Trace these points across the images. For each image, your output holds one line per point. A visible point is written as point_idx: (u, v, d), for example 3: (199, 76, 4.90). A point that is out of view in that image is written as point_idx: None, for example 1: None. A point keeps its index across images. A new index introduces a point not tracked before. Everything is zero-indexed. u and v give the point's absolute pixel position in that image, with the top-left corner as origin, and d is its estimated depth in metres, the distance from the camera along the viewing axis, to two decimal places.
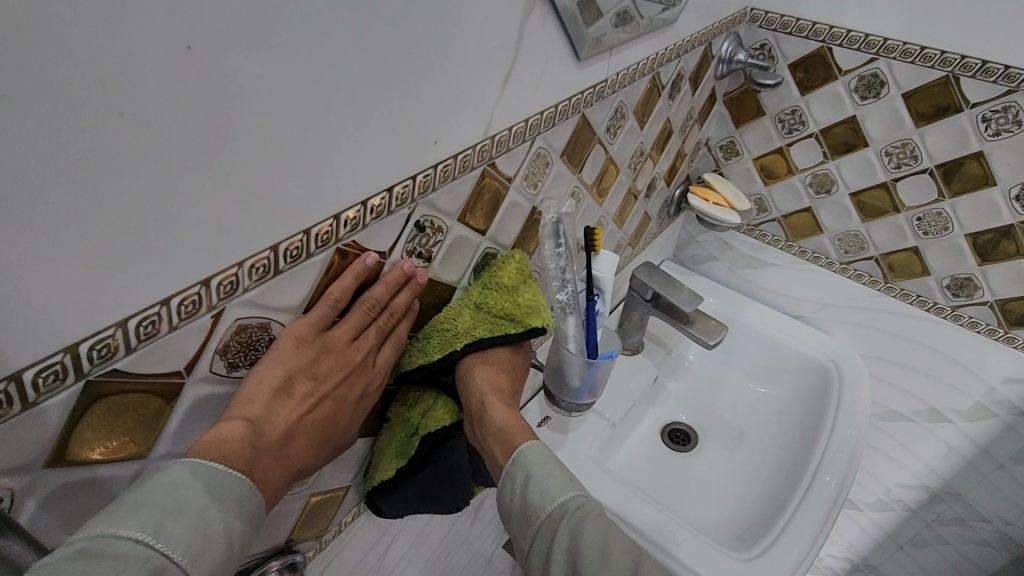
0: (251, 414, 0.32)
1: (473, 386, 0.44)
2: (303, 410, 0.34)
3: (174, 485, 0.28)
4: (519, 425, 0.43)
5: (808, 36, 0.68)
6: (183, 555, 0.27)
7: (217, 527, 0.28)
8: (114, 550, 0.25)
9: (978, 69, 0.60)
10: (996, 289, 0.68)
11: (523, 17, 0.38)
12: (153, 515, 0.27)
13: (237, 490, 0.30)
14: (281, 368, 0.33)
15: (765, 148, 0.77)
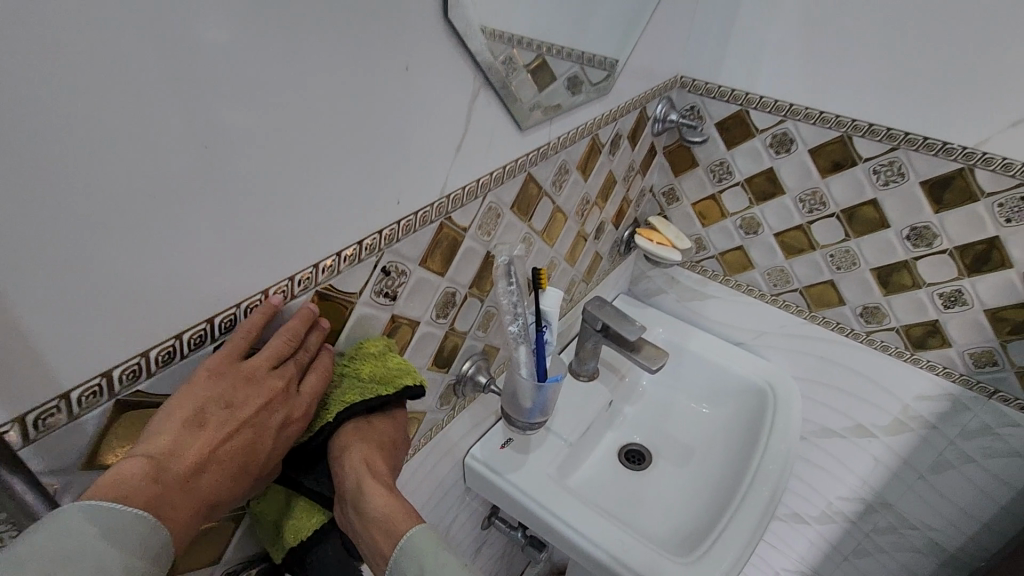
0: (155, 448, 0.31)
1: (345, 466, 0.41)
2: (215, 445, 0.33)
3: (65, 533, 0.27)
4: (401, 511, 0.39)
5: (729, 100, 0.79)
6: None
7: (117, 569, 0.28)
8: None
9: (866, 129, 0.71)
10: (901, 316, 0.78)
11: (470, 101, 0.47)
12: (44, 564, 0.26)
13: (137, 529, 0.29)
14: (190, 400, 0.33)
15: (700, 194, 0.88)
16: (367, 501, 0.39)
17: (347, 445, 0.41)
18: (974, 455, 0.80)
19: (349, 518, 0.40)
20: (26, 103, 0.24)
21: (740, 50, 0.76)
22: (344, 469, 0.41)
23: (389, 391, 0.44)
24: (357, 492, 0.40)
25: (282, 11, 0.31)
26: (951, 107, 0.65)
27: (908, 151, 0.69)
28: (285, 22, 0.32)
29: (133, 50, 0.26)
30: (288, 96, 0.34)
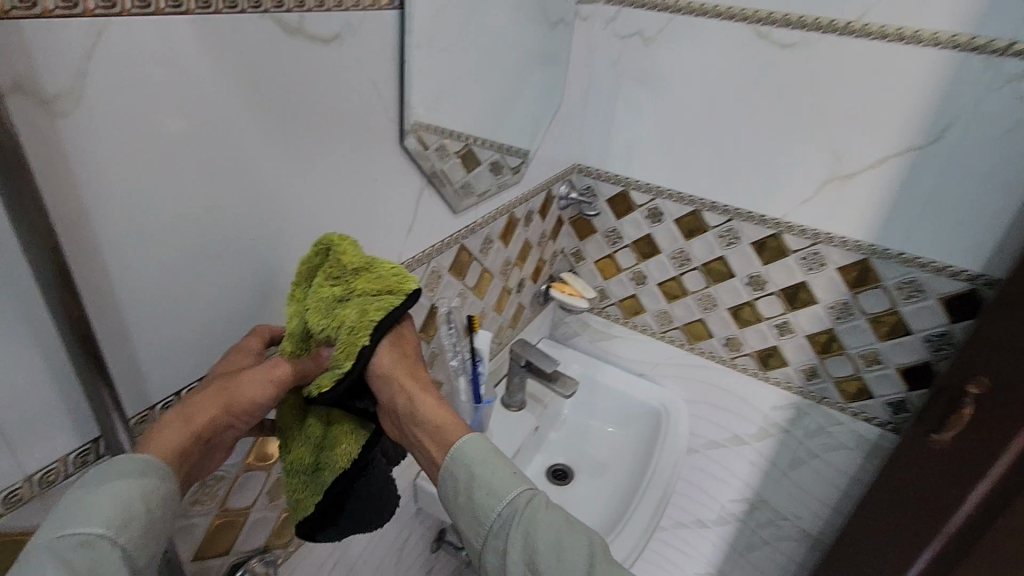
0: None
1: (394, 386, 0.46)
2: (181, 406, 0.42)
3: (84, 495, 0.34)
4: (452, 423, 0.48)
5: (614, 182, 1.04)
6: (107, 527, 0.33)
7: (133, 496, 0.35)
8: (69, 543, 0.32)
9: (710, 205, 0.96)
10: (752, 343, 1.02)
11: (419, 196, 0.66)
12: (77, 512, 0.33)
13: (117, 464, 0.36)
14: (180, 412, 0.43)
15: (599, 254, 1.11)
16: (419, 418, 0.47)
17: (385, 365, 0.46)
18: (816, 449, 1.04)
19: (399, 429, 0.48)
20: (168, 227, 0.40)
21: (621, 147, 1.01)
22: (394, 388, 0.46)
23: (398, 300, 0.45)
24: (412, 407, 0.46)
25: (311, 156, 0.49)
26: (765, 192, 0.91)
27: (739, 222, 0.95)
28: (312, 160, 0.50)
29: (223, 184, 0.42)
30: (308, 204, 0.51)
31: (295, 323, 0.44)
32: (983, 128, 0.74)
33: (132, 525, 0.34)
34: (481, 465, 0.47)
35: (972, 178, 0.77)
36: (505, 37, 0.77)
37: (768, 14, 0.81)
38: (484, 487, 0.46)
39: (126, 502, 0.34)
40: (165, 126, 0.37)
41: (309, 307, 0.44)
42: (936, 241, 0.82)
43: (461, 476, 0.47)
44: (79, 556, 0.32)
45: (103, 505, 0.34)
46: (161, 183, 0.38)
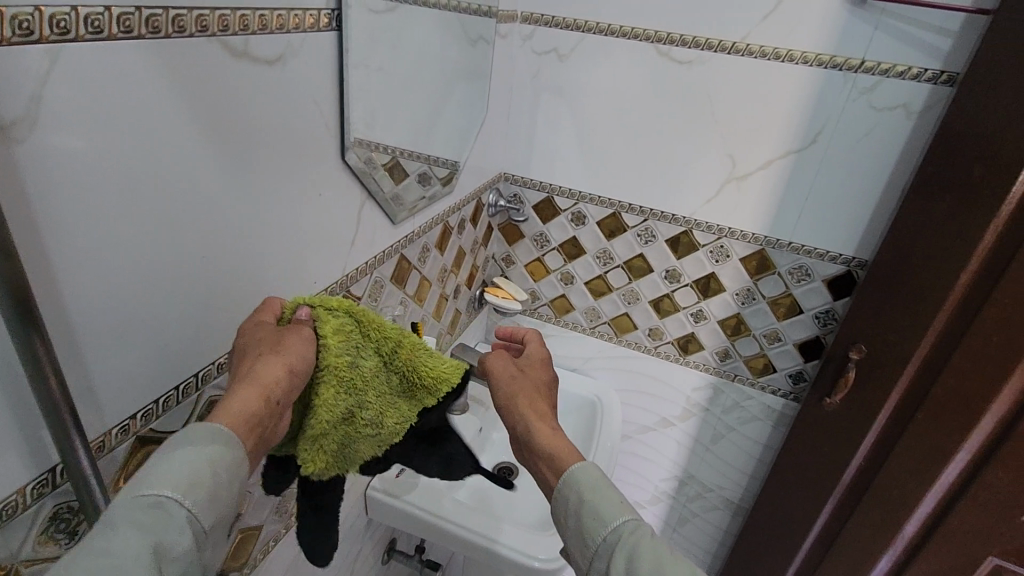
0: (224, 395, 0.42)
1: (514, 413, 0.58)
2: (242, 373, 0.44)
3: (163, 457, 0.37)
4: (566, 450, 0.54)
5: (539, 189, 1.10)
6: (173, 490, 0.35)
7: (201, 462, 0.37)
8: (142, 503, 0.34)
9: (627, 207, 1.05)
10: (673, 331, 1.12)
11: (359, 209, 0.68)
12: (151, 475, 0.36)
13: (208, 431, 0.39)
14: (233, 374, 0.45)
15: (529, 257, 1.17)
16: (535, 444, 0.55)
17: (506, 389, 0.60)
18: (733, 423, 1.15)
19: (526, 458, 0.56)
20: (121, 249, 0.40)
21: (543, 156, 1.08)
22: (516, 416, 0.57)
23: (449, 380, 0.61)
24: (531, 435, 0.55)
25: (258, 174, 0.51)
26: (674, 194, 1.01)
27: (654, 221, 1.04)
28: (259, 176, 0.51)
29: (173, 201, 0.43)
30: (255, 220, 0.52)
31: (336, 386, 0.52)
32: (845, 133, 0.88)
33: (197, 488, 0.36)
34: (589, 491, 0.50)
35: (840, 175, 0.90)
36: (432, 55, 0.81)
37: (666, 35, 0.91)
38: (592, 508, 0.49)
39: (194, 469, 0.37)
40: (114, 150, 0.38)
41: (359, 384, 0.54)
42: (817, 231, 0.95)
43: (571, 497, 0.50)
44: (148, 516, 0.34)
45: (174, 468, 0.36)
46: (112, 205, 0.39)
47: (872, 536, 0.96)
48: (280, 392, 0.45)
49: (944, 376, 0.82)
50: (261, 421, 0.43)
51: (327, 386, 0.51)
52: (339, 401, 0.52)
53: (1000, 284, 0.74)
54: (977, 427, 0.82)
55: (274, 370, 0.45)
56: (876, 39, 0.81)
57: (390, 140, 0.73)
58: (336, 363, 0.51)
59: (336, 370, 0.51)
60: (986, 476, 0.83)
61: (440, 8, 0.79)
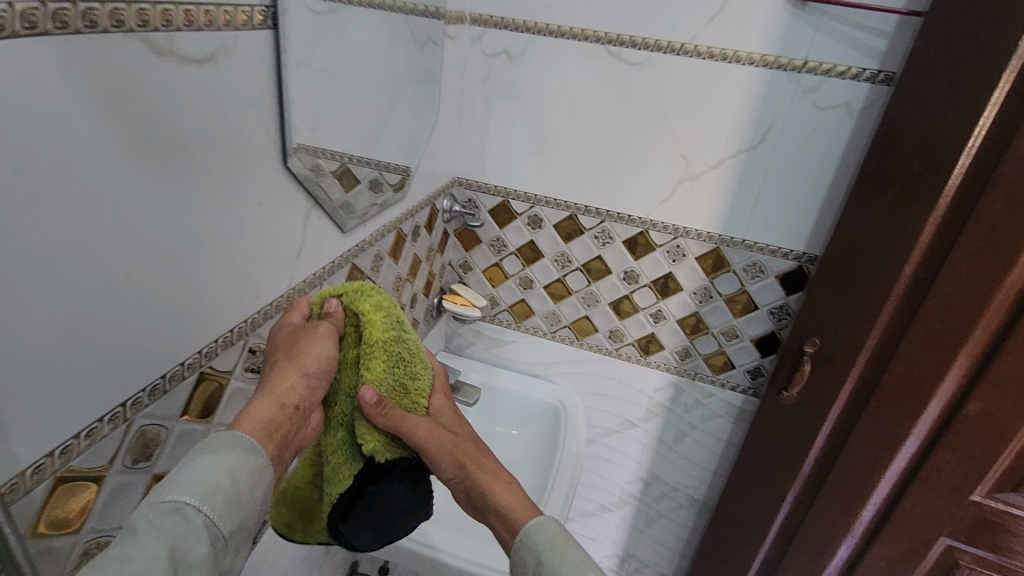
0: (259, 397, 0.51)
1: (467, 480, 0.62)
2: (274, 376, 0.53)
3: (189, 469, 0.44)
4: (522, 514, 0.60)
5: (494, 193, 1.08)
6: (194, 498, 0.42)
7: (217, 473, 0.44)
8: (167, 508, 0.41)
9: (584, 209, 1.04)
10: (633, 333, 1.12)
11: (305, 218, 0.64)
12: (176, 485, 0.42)
13: (226, 440, 0.46)
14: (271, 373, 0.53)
15: (486, 263, 1.15)
16: (493, 509, 0.61)
17: (444, 463, 0.61)
18: (695, 421, 1.16)
19: (481, 515, 0.62)
20: (24, 267, 0.36)
21: (498, 160, 1.06)
22: (468, 482, 0.61)
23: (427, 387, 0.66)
24: (490, 501, 0.61)
25: (190, 182, 0.47)
26: (629, 196, 1.01)
27: (611, 223, 1.04)
28: (192, 184, 0.47)
29: (91, 213, 0.39)
30: (190, 232, 0.48)
31: (384, 357, 0.59)
32: (792, 132, 0.90)
33: (214, 495, 0.43)
34: (547, 550, 0.57)
35: (789, 173, 0.92)
36: (379, 57, 0.78)
37: (616, 36, 0.91)
38: (550, 567, 0.56)
39: (215, 478, 0.43)
40: (11, 155, 0.33)
41: (402, 353, 0.61)
42: (769, 228, 0.97)
43: (529, 557, 0.57)
44: (173, 518, 0.41)
45: (194, 478, 0.43)
46: (9, 218, 0.34)
47: (833, 523, 0.99)
48: (296, 396, 0.53)
49: (893, 364, 0.84)
50: (282, 424, 0.51)
51: (376, 360, 0.59)
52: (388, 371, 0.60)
53: (941, 275, 0.77)
54: (925, 413, 0.85)
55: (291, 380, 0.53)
56: (817, 40, 0.84)
57: (337, 144, 0.70)
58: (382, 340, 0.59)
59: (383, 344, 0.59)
60: (935, 459, 0.87)
61: (385, 8, 0.77)
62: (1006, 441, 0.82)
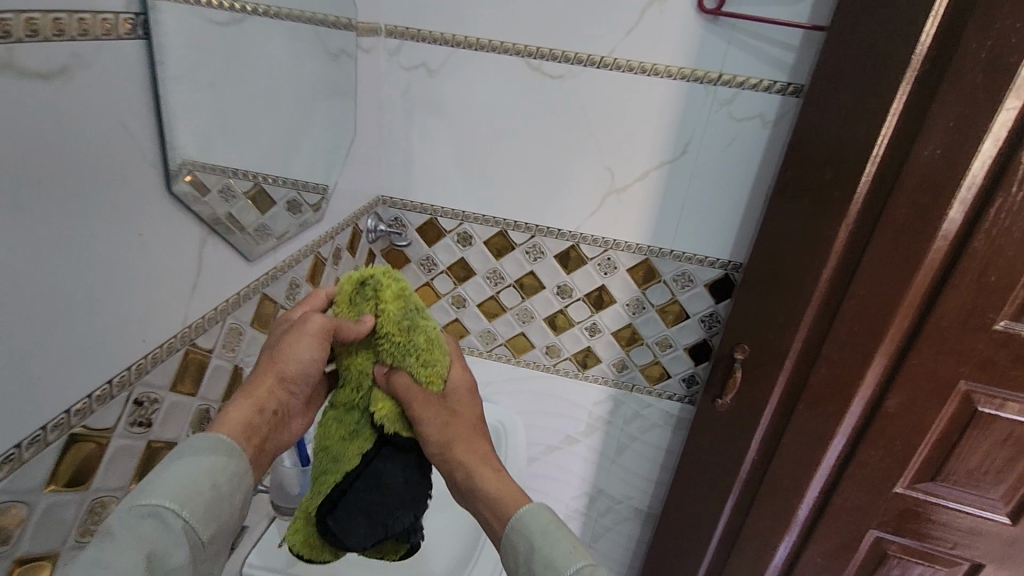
0: (245, 397, 0.56)
1: (455, 464, 0.62)
2: (260, 379, 0.58)
3: (171, 472, 0.46)
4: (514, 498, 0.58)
5: (420, 210, 1.05)
6: (172, 502, 0.44)
7: (194, 479, 0.46)
8: (144, 511, 0.43)
9: (513, 225, 1.02)
10: (570, 347, 1.10)
11: (200, 248, 0.58)
12: (154, 490, 0.44)
13: (207, 442, 0.49)
14: (262, 373, 0.58)
15: (417, 283, 1.11)
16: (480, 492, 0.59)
17: (435, 441, 0.63)
18: (636, 433, 1.16)
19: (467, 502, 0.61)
20: None
21: (424, 175, 1.02)
22: (455, 464, 0.62)
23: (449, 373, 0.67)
24: (476, 486, 0.60)
25: (43, 215, 0.41)
26: (558, 209, 1.00)
27: (541, 237, 1.02)
28: (50, 215, 0.41)
29: None
30: (49, 272, 0.42)
31: (391, 343, 0.63)
32: (712, 142, 0.91)
33: (192, 501, 0.45)
34: (538, 537, 0.53)
35: (712, 183, 0.94)
36: (286, 71, 0.73)
37: (536, 49, 0.90)
38: (542, 555, 0.52)
39: (191, 483, 0.46)
40: None
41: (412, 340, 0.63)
42: (695, 237, 0.98)
43: (519, 540, 0.53)
44: (153, 520, 0.43)
45: (171, 484, 0.45)
46: None
47: (771, 524, 1.01)
48: (273, 401, 0.58)
49: (819, 366, 0.87)
50: (256, 428, 0.55)
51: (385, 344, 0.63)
52: (397, 356, 0.63)
53: (856, 279, 0.81)
54: (848, 413, 0.88)
55: (266, 386, 0.58)
56: (731, 52, 0.86)
57: (238, 163, 0.64)
58: (389, 326, 0.62)
59: (390, 330, 0.62)
60: (860, 456, 0.91)
61: (291, 18, 0.71)
62: (922, 434, 0.86)
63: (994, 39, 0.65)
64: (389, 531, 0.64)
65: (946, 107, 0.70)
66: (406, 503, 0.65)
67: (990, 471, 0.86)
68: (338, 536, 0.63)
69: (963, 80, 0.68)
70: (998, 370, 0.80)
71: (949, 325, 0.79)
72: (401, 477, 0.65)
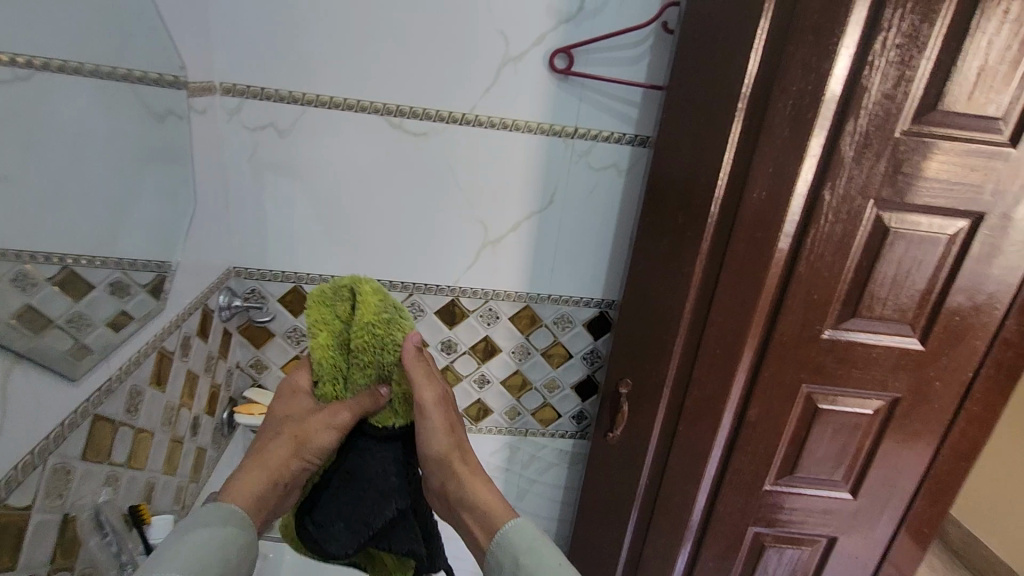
0: (266, 466, 0.68)
1: (448, 474, 0.72)
2: (279, 446, 0.69)
3: (188, 545, 0.57)
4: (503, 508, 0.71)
5: (281, 279, 0.99)
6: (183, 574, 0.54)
7: (205, 551, 0.57)
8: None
9: (389, 284, 1.01)
10: (461, 403, 1.12)
11: (5, 375, 0.47)
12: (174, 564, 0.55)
13: (221, 513, 0.62)
14: (283, 447, 0.69)
15: (284, 357, 1.04)
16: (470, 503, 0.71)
17: (435, 446, 0.71)
18: (534, 476, 1.23)
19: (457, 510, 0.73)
20: None
21: (292, 240, 0.96)
22: (450, 472, 0.72)
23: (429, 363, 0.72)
24: (467, 494, 0.71)
25: None
26: (437, 263, 1.00)
27: (420, 294, 1.02)
28: None
29: None
30: None
31: (371, 331, 0.67)
32: (574, 192, 0.99)
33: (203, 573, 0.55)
34: (523, 555, 0.64)
35: (579, 228, 1.02)
36: (118, 148, 0.64)
37: (396, 107, 0.90)
38: (527, 569, 0.63)
39: (200, 558, 0.56)
40: None
41: (389, 331, 0.68)
42: (568, 282, 1.05)
43: (506, 558, 0.65)
44: None
45: (184, 560, 0.55)
46: None
47: (668, 541, 1.06)
48: (285, 475, 0.69)
49: (692, 389, 0.94)
50: (262, 497, 0.67)
51: (359, 331, 0.67)
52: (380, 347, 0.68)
53: (714, 305, 0.89)
54: (721, 426, 0.96)
55: (284, 453, 0.69)
56: (582, 109, 0.94)
57: (52, 251, 0.53)
58: (366, 315, 0.66)
59: (369, 319, 0.67)
60: (735, 463, 1.00)
61: (101, 75, 0.60)
62: (780, 434, 0.98)
63: (793, 100, 0.78)
64: (365, 530, 0.72)
65: (765, 157, 0.81)
66: (383, 501, 0.72)
67: (831, 457, 1.00)
68: (319, 535, 0.72)
69: (774, 133, 0.79)
70: (828, 372, 0.93)
71: (789, 338, 0.90)
72: (375, 474, 0.72)
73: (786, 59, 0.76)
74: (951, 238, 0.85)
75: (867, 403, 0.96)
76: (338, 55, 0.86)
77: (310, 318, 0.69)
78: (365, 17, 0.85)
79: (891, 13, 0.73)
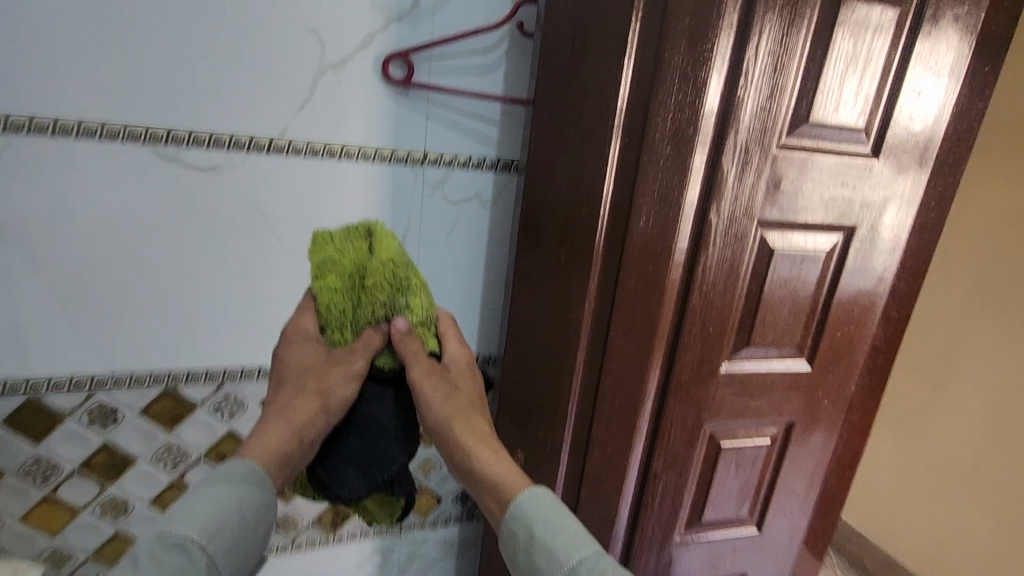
0: (292, 418, 0.63)
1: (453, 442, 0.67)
2: (306, 392, 0.63)
3: (209, 500, 0.56)
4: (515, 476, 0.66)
5: (8, 392, 0.72)
6: (197, 534, 0.53)
7: (218, 511, 0.55)
8: (175, 545, 0.52)
9: (186, 378, 0.79)
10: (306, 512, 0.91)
11: None
12: (196, 522, 0.54)
13: (246, 466, 0.59)
14: (308, 398, 0.63)
15: (25, 503, 0.77)
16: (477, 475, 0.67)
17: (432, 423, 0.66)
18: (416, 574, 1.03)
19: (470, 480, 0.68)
20: None
21: (42, 314, 0.71)
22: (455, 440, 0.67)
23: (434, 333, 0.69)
24: (475, 460, 0.67)
25: None
26: (257, 331, 0.81)
27: (234, 384, 0.82)
28: None
29: None
30: None
31: (388, 271, 0.63)
32: (432, 229, 0.85)
33: (216, 534, 0.54)
34: (537, 528, 0.61)
35: (441, 269, 0.88)
36: None
37: (168, 132, 0.69)
38: (542, 542, 0.60)
39: (211, 518, 0.54)
40: None
41: (405, 275, 0.64)
42: None
43: (520, 530, 0.62)
44: (189, 556, 0.52)
45: (198, 518, 0.54)
46: None
47: None
48: (311, 426, 0.63)
49: (592, 450, 0.81)
50: (287, 455, 0.62)
51: (377, 267, 0.62)
52: (394, 290, 0.64)
53: (608, 351, 0.76)
54: (626, 483, 0.84)
55: (307, 401, 0.63)
56: (430, 129, 0.80)
57: None
58: (384, 255, 0.63)
59: (388, 258, 0.63)
60: (643, 522, 0.87)
61: None
62: (685, 481, 0.88)
63: (672, 113, 0.68)
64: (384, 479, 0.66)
65: (649, 180, 0.70)
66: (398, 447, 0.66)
67: (736, 494, 0.93)
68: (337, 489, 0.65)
69: (656, 151, 0.69)
70: (726, 409, 0.86)
71: (688, 376, 0.81)
72: (388, 417, 0.66)
73: (662, 67, 0.66)
74: (828, 255, 0.82)
75: (764, 432, 0.90)
76: (85, 64, 0.64)
77: (317, 256, 0.64)
78: (115, 17, 0.64)
79: (761, 18, 0.66)
